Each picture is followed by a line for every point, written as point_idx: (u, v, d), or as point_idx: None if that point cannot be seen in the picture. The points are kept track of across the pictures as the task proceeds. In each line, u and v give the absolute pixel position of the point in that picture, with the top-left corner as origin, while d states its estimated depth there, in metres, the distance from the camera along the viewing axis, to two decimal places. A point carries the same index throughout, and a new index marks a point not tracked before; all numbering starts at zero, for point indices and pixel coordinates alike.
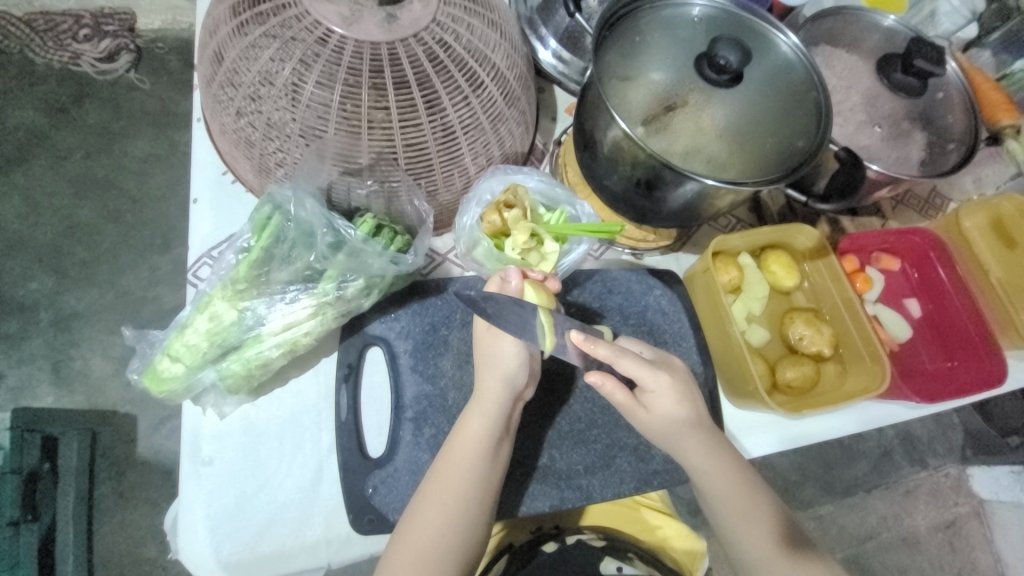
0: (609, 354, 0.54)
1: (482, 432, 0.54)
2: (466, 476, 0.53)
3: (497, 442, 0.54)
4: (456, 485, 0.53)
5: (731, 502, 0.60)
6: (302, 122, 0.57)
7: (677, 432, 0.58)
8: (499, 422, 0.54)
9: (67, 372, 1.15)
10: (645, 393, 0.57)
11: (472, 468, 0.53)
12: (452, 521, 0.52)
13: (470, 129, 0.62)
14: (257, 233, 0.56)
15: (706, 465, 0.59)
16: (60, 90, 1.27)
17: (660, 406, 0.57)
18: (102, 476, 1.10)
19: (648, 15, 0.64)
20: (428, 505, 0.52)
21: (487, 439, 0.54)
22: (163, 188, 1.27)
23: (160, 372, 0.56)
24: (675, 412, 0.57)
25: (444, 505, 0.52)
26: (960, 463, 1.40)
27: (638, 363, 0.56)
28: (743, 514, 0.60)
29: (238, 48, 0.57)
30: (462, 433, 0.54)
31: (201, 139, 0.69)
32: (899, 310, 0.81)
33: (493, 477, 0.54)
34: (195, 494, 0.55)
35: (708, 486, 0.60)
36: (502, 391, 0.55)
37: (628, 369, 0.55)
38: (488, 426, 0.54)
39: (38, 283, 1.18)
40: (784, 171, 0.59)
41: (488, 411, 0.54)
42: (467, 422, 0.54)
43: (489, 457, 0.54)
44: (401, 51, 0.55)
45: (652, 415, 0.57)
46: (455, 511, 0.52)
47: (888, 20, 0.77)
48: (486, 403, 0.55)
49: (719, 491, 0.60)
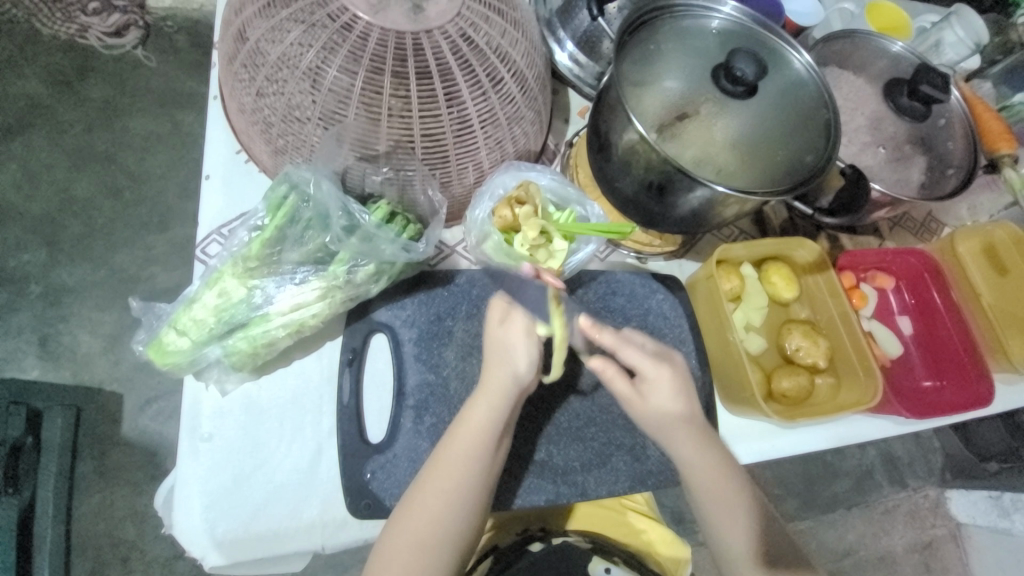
0: (612, 341, 0.58)
1: (487, 425, 0.54)
2: (468, 468, 0.53)
3: (498, 436, 0.55)
4: (456, 477, 0.53)
5: (715, 500, 0.61)
6: (322, 106, 0.58)
7: (670, 423, 0.59)
8: (501, 415, 0.55)
9: (55, 346, 1.13)
10: (643, 381, 0.59)
11: (473, 460, 0.53)
12: (449, 510, 0.53)
13: (487, 124, 0.63)
14: (272, 214, 0.56)
15: (692, 458, 0.60)
16: (65, 61, 1.26)
17: (657, 394, 0.58)
18: (85, 454, 1.09)
19: (667, 25, 0.65)
20: (425, 493, 0.53)
21: (488, 430, 0.54)
22: (163, 166, 1.26)
23: (165, 345, 0.55)
24: (669, 397, 0.58)
25: (442, 496, 0.53)
26: (939, 486, 1.43)
27: (638, 353, 0.58)
28: (729, 513, 0.61)
29: (263, 28, 0.58)
30: (463, 425, 0.54)
31: (216, 116, 0.69)
32: (892, 328, 0.82)
33: (490, 469, 0.54)
34: (194, 470, 0.55)
35: (693, 480, 0.61)
36: (506, 384, 0.55)
37: (627, 356, 0.58)
38: (491, 420, 0.54)
39: (30, 254, 1.17)
40: (790, 184, 0.60)
41: (493, 403, 0.55)
42: (470, 415, 0.54)
43: (490, 448, 0.54)
44: (426, 43, 0.56)
45: (650, 405, 0.58)
46: (454, 500, 0.53)
47: (896, 46, 0.79)
48: (492, 397, 0.55)
49: (706, 488, 0.61)
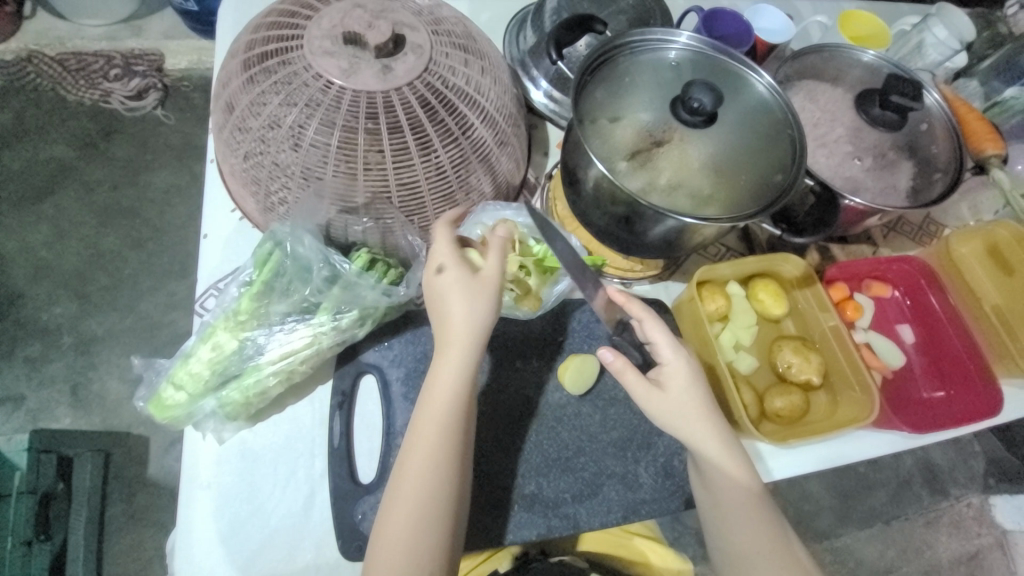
0: (641, 314, 0.60)
1: (443, 426, 0.52)
2: (428, 476, 0.51)
3: (455, 438, 0.53)
4: (418, 487, 0.51)
5: (737, 498, 0.57)
6: (304, 164, 0.61)
7: (689, 410, 0.57)
8: (455, 413, 0.53)
9: (86, 393, 1.20)
10: (661, 369, 0.59)
11: (433, 467, 0.51)
12: (419, 524, 0.50)
13: (460, 169, 0.66)
14: (258, 268, 0.60)
15: (714, 446, 0.57)
16: (91, 126, 1.37)
17: (674, 380, 0.58)
18: (115, 497, 1.14)
19: (630, 59, 0.67)
20: (391, 513, 0.50)
21: (445, 429, 0.52)
22: (183, 217, 1.34)
23: (164, 400, 0.59)
24: (690, 387, 0.58)
25: (407, 511, 0.50)
26: (982, 493, 1.35)
27: (664, 336, 0.59)
28: (747, 508, 0.57)
29: (249, 97, 0.62)
30: (417, 433, 0.52)
31: (214, 177, 0.74)
32: (893, 337, 0.80)
33: (454, 476, 0.52)
34: (193, 518, 0.58)
35: (713, 473, 0.58)
36: (458, 380, 0.53)
37: (652, 332, 0.59)
38: (442, 422, 0.52)
39: (61, 307, 1.24)
40: (760, 206, 0.60)
41: (444, 403, 0.52)
42: (420, 421, 0.53)
43: (448, 472, 0.52)
44: (395, 99, 0.60)
45: (669, 392, 0.58)
46: (423, 512, 0.50)
47: (867, 55, 0.80)
48: (442, 395, 0.53)
49: (730, 482, 0.57)
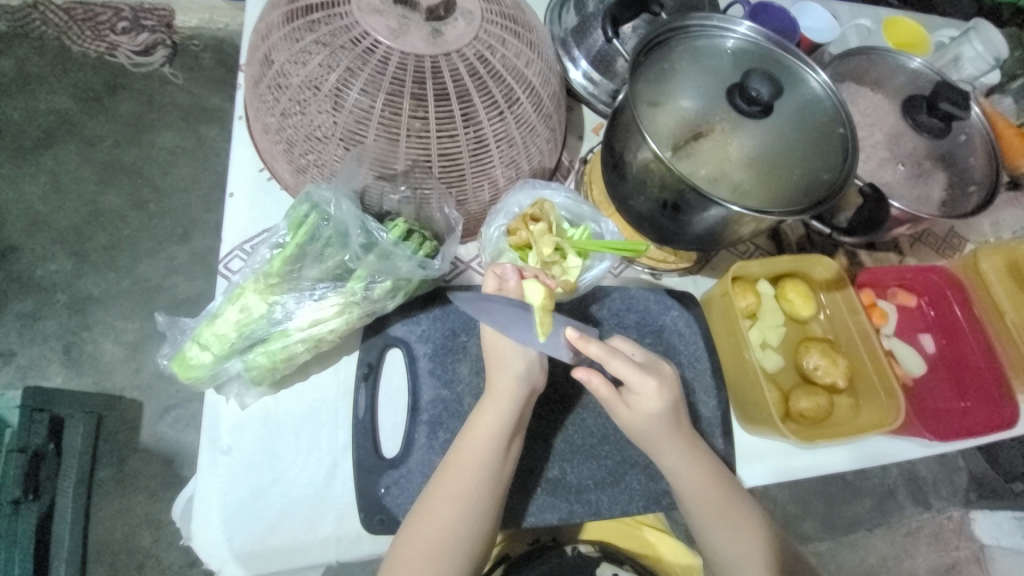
0: (600, 354, 0.54)
1: (497, 429, 0.54)
2: (476, 472, 0.53)
3: (509, 440, 0.55)
4: (467, 480, 0.53)
5: (722, 518, 0.59)
6: (343, 127, 0.59)
7: (672, 433, 0.57)
8: (510, 422, 0.55)
9: (79, 354, 1.16)
10: (631, 392, 0.56)
11: (484, 463, 0.53)
12: (464, 516, 0.52)
13: (502, 143, 0.64)
14: (293, 231, 0.58)
15: (687, 474, 0.58)
16: (95, 78, 1.31)
17: (644, 408, 0.56)
18: (105, 461, 1.11)
19: (682, 43, 0.65)
20: (439, 499, 0.53)
21: (499, 436, 0.54)
22: (187, 179, 1.30)
23: (189, 359, 0.57)
24: (659, 408, 0.55)
25: (453, 502, 0.52)
26: (963, 506, 1.37)
27: (627, 365, 0.55)
28: (727, 520, 0.60)
29: (289, 51, 0.59)
30: (476, 428, 0.55)
31: (241, 136, 0.71)
32: (913, 345, 0.81)
33: (503, 476, 0.54)
34: (211, 482, 0.56)
35: (700, 497, 0.59)
36: (517, 390, 0.56)
37: (617, 370, 0.54)
38: (502, 423, 0.55)
39: (57, 264, 1.20)
40: (807, 204, 0.59)
41: (503, 409, 0.55)
42: (480, 420, 0.55)
43: (495, 475, 0.54)
44: (444, 65, 0.57)
45: (634, 414, 0.56)
46: (466, 507, 0.53)
47: (913, 62, 0.78)
48: (501, 401, 0.55)
49: (714, 505, 0.59)
